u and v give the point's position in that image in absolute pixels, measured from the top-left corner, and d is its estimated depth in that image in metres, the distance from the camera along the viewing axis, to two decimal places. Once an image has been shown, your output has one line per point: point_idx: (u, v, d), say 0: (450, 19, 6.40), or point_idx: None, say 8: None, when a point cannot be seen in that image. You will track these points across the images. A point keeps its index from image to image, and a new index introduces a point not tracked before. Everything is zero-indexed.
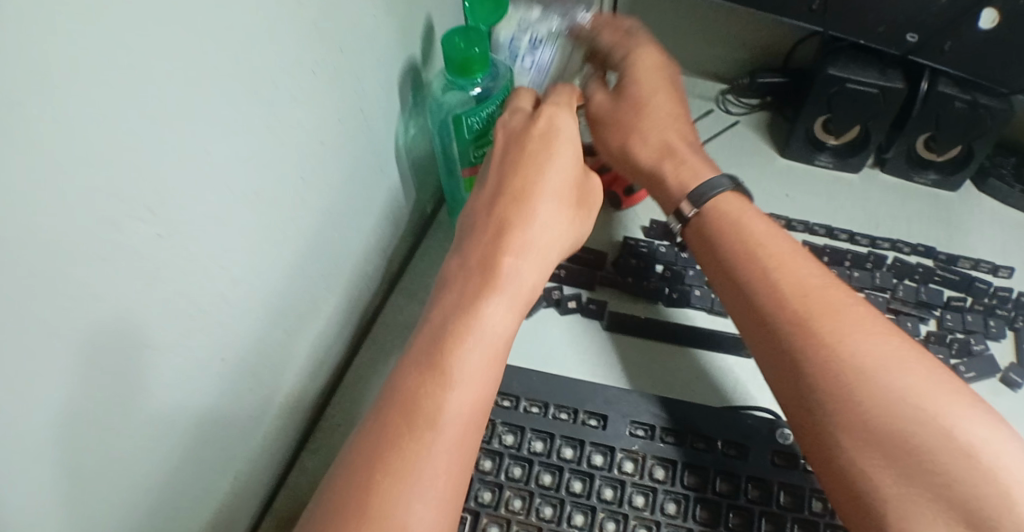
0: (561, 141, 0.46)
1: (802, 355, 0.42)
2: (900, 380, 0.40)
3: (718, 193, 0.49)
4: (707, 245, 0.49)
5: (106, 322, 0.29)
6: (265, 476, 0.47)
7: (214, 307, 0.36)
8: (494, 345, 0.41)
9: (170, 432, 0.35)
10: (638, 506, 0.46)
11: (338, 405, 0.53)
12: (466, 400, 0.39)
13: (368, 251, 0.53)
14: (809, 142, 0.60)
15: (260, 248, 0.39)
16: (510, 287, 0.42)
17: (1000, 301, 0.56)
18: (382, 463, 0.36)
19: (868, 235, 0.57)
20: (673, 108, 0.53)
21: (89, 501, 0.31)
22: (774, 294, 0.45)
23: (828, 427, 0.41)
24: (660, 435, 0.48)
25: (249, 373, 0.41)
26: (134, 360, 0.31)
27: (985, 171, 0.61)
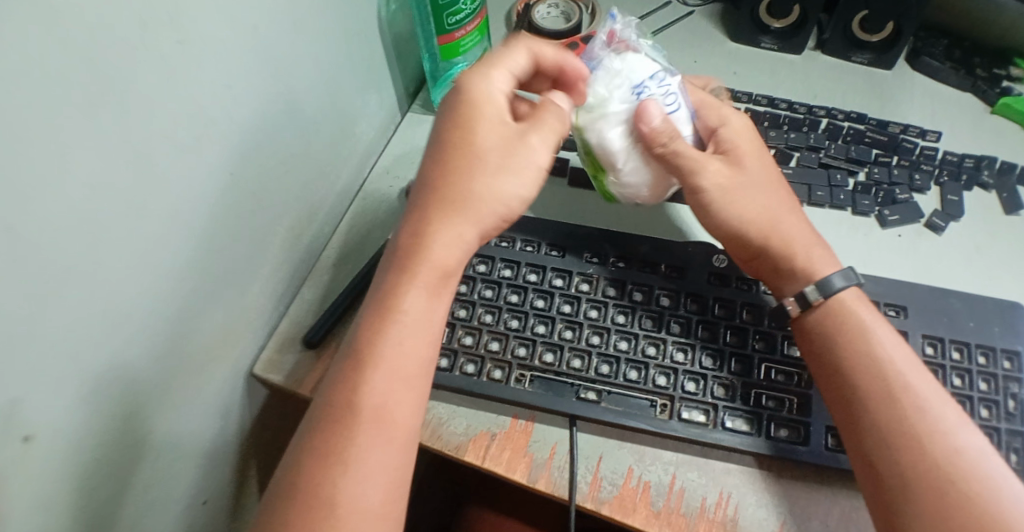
0: (482, 110, 0.49)
1: (885, 423, 0.45)
2: (961, 462, 0.43)
3: (840, 288, 0.50)
4: (817, 321, 0.50)
5: (99, 94, 0.37)
6: (268, 301, 0.56)
7: (202, 118, 0.44)
8: (413, 328, 0.45)
9: (165, 218, 0.43)
10: (593, 317, 0.53)
11: (330, 250, 0.61)
12: (386, 384, 0.43)
13: (357, 117, 0.61)
14: (754, 24, 0.68)
15: (248, 76, 0.47)
16: (430, 265, 0.46)
17: (925, 159, 0.62)
18: (315, 452, 0.41)
19: (806, 105, 0.64)
20: (778, 186, 0.54)
21: (92, 249, 0.39)
22: (876, 373, 0.47)
23: (886, 469, 0.44)
24: (612, 261, 0.56)
25: (241, 188, 0.49)
26: (127, 140, 0.39)
27: (917, 51, 0.68)
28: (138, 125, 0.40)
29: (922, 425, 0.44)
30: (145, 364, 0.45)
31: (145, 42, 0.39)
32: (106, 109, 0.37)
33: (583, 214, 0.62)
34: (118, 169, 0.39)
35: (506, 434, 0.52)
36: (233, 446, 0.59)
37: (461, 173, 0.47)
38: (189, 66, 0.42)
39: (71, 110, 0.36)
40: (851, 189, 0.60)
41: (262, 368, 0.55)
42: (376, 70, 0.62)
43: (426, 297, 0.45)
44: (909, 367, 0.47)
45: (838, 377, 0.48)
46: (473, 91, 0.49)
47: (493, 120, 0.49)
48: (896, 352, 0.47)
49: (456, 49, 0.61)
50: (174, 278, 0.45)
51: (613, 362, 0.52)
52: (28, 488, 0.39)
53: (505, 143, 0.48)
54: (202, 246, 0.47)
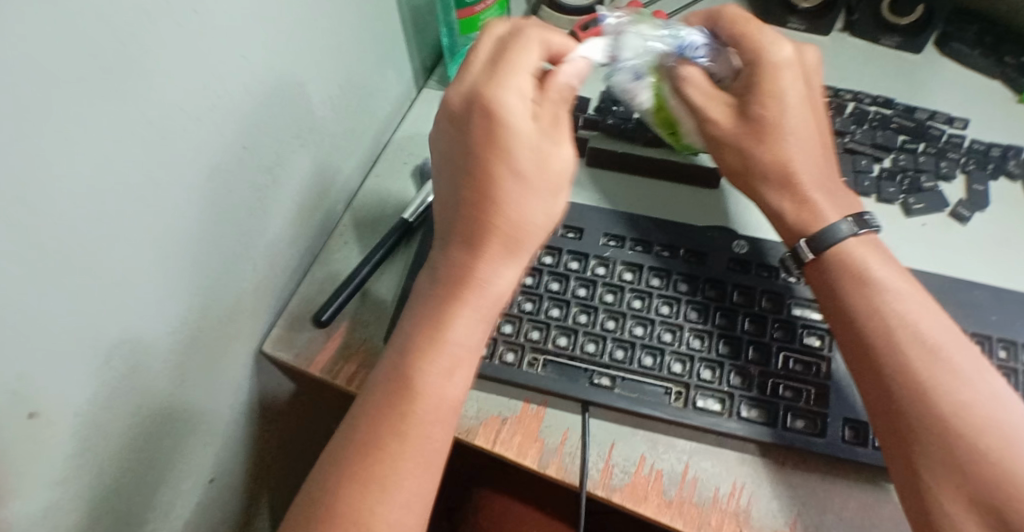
0: (510, 120, 0.43)
1: (906, 376, 0.44)
2: (991, 425, 0.42)
3: (840, 240, 0.49)
4: (827, 283, 0.49)
5: (110, 72, 0.35)
6: (280, 276, 0.55)
7: (216, 94, 0.42)
8: (462, 355, 0.44)
9: (174, 197, 0.42)
10: (609, 301, 0.52)
11: (342, 226, 0.60)
12: (434, 413, 0.43)
13: (371, 91, 0.59)
14: (782, 4, 0.66)
15: (262, 46, 0.45)
16: (478, 297, 0.44)
17: (952, 147, 0.60)
18: (351, 471, 0.41)
19: (832, 88, 0.62)
20: (810, 130, 0.51)
21: (100, 225, 0.38)
22: (900, 325, 0.45)
23: (913, 423, 0.43)
24: (630, 245, 0.55)
25: (254, 163, 0.48)
26: (137, 117, 0.38)
27: (947, 35, 0.66)
28: (150, 100, 0.38)
29: (943, 381, 0.43)
30: (151, 340, 0.44)
31: (157, 5, 0.37)
32: (117, 76, 0.36)
33: (604, 192, 0.60)
34: (128, 141, 0.38)
35: (517, 419, 0.51)
36: (244, 425, 0.58)
37: (507, 184, 0.43)
38: (204, 41, 0.40)
39: (75, 74, 0.34)
40: (876, 176, 0.58)
41: (271, 344, 0.54)
42: (391, 44, 0.60)
43: (476, 323, 0.44)
44: (934, 323, 0.45)
45: (852, 328, 0.47)
46: (495, 104, 0.43)
47: (522, 138, 0.43)
48: (914, 306, 0.46)
49: (475, 24, 0.59)
50: (181, 254, 0.44)
51: (628, 348, 0.51)
52: (34, 464, 0.38)
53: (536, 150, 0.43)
54: (211, 221, 0.46)
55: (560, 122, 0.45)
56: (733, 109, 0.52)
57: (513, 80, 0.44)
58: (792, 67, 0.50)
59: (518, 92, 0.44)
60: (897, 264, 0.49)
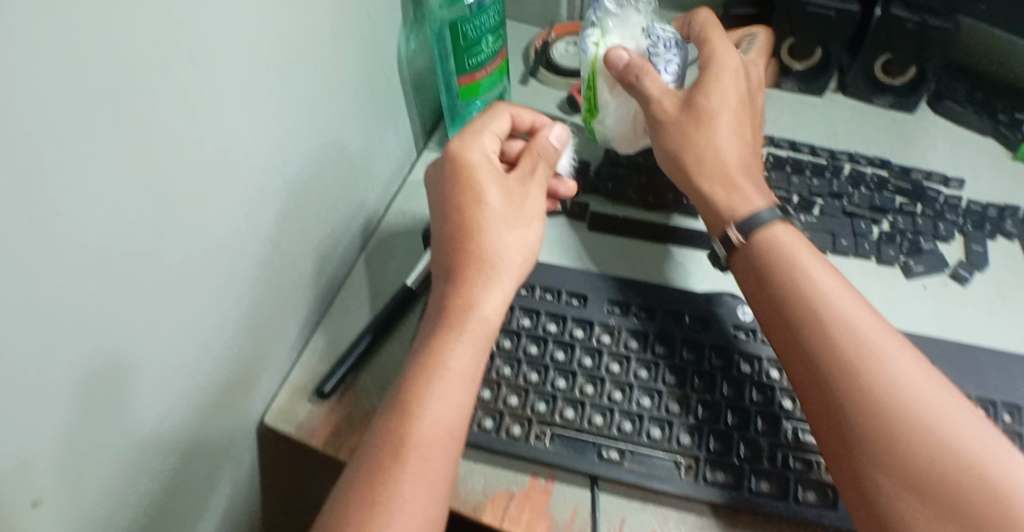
0: (484, 169, 0.53)
1: (835, 369, 0.44)
2: (927, 411, 0.41)
3: (767, 224, 0.51)
4: (755, 272, 0.50)
5: (124, 160, 0.35)
6: (282, 347, 0.54)
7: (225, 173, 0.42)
8: (458, 377, 0.47)
9: (181, 277, 0.41)
10: (615, 372, 0.52)
11: (343, 293, 0.59)
12: (434, 431, 0.45)
13: (372, 157, 0.59)
14: (776, 67, 0.67)
15: (270, 122, 0.45)
16: (468, 322, 0.49)
17: (949, 207, 0.61)
18: (358, 495, 0.43)
19: (828, 150, 0.63)
20: (744, 124, 0.55)
21: (109, 314, 0.36)
22: (821, 311, 0.46)
23: (847, 418, 0.43)
24: (634, 313, 0.55)
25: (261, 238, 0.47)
26: (148, 201, 0.37)
27: (938, 93, 0.67)
28: (161, 184, 0.37)
29: (869, 367, 0.43)
30: (155, 421, 0.43)
31: (171, 92, 0.36)
32: (130, 164, 0.35)
33: (593, 258, 0.60)
34: (137, 227, 0.37)
35: (525, 493, 0.50)
36: (244, 499, 0.57)
37: (484, 217, 0.51)
38: (216, 122, 0.40)
39: (95, 157, 0.33)
40: (876, 238, 0.59)
41: (273, 417, 0.53)
42: (393, 109, 0.60)
43: (469, 346, 0.48)
44: (855, 307, 0.46)
45: (781, 318, 0.47)
46: (464, 156, 0.53)
47: (490, 178, 0.53)
48: (839, 294, 0.47)
49: (476, 90, 0.59)
50: (190, 333, 0.43)
51: (636, 420, 0.50)
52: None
53: (509, 191, 0.53)
54: (219, 298, 0.45)
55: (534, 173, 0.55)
56: (683, 99, 0.55)
57: (485, 134, 0.55)
58: (736, 74, 0.56)
59: (485, 147, 0.54)
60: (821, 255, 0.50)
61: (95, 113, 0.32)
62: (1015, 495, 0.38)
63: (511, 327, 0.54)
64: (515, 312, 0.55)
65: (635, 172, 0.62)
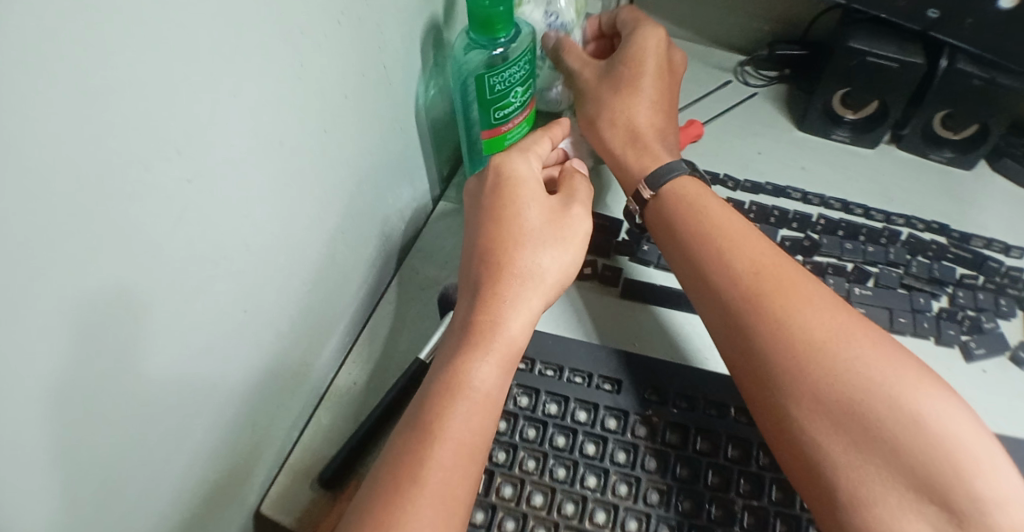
0: (532, 190, 0.49)
1: (751, 331, 0.44)
2: (850, 353, 0.41)
3: (674, 177, 0.52)
4: (671, 234, 0.51)
5: (87, 267, 0.28)
6: (282, 430, 0.48)
7: (222, 257, 0.36)
8: (483, 400, 0.43)
9: (168, 386, 0.34)
10: (651, 470, 0.46)
11: (350, 362, 0.53)
12: (450, 455, 0.41)
13: (385, 212, 0.53)
14: (826, 116, 0.61)
15: (277, 194, 0.39)
16: (496, 343, 0.45)
17: (1012, 280, 0.55)
18: (359, 512, 0.39)
19: (883, 211, 0.57)
20: (660, 87, 0.57)
21: (81, 448, 0.30)
22: (730, 267, 0.47)
23: (771, 375, 0.43)
24: (674, 401, 0.49)
25: (265, 322, 0.41)
26: (122, 310, 0.30)
27: (999, 150, 0.62)
28: (136, 284, 0.31)
29: (780, 318, 0.43)
30: None
31: (156, 179, 0.30)
32: (97, 273, 0.29)
33: (620, 336, 0.53)
34: (104, 344, 0.30)
35: None
36: None
37: (524, 232, 0.47)
38: (209, 205, 0.34)
39: (53, 276, 0.27)
40: (934, 315, 0.54)
41: (271, 507, 0.47)
42: (409, 158, 0.54)
43: (494, 367, 0.44)
44: (764, 256, 0.47)
45: (701, 276, 0.48)
46: (512, 171, 0.49)
47: (535, 196, 0.49)
48: (765, 266, 0.46)
49: (501, 143, 0.52)
50: (184, 443, 0.37)
51: (675, 526, 0.45)
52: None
53: (550, 213, 0.49)
54: (217, 398, 0.39)
55: (578, 196, 0.50)
56: (598, 69, 0.58)
57: (533, 153, 0.51)
58: (658, 41, 0.57)
59: (534, 164, 0.50)
60: (735, 211, 0.51)
61: (54, 214, 0.26)
62: (958, 445, 0.38)
63: (536, 415, 0.48)
64: (541, 396, 0.49)
65: None
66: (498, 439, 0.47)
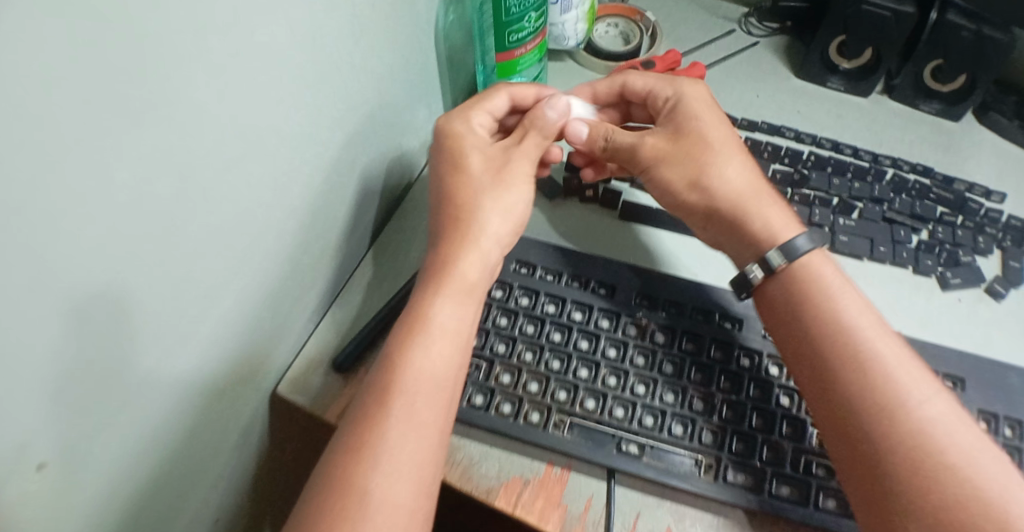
0: (473, 143, 0.53)
1: (856, 404, 0.45)
2: (944, 441, 0.43)
3: (802, 249, 0.51)
4: (786, 305, 0.50)
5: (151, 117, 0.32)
6: (301, 318, 0.53)
7: (261, 136, 0.40)
8: (448, 335, 0.47)
9: (204, 246, 0.39)
10: (639, 365, 0.51)
11: (366, 265, 0.58)
12: (419, 385, 0.44)
13: (402, 131, 0.58)
14: (823, 63, 0.65)
15: (314, 91, 0.44)
16: (454, 283, 0.48)
17: (989, 221, 0.59)
18: (349, 449, 0.42)
19: (871, 153, 0.61)
20: (734, 143, 0.55)
21: (127, 280, 0.34)
22: (846, 345, 0.47)
23: (872, 449, 0.44)
24: (663, 307, 0.53)
25: (294, 208, 0.46)
26: (173, 162, 0.34)
27: (986, 105, 0.65)
28: (190, 142, 0.35)
29: (891, 397, 0.44)
30: (170, 394, 0.41)
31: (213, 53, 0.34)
32: (159, 125, 0.33)
33: (622, 249, 0.58)
34: (155, 192, 0.34)
35: (540, 481, 0.49)
36: (252, 475, 0.56)
37: (470, 178, 0.52)
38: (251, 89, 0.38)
39: (126, 116, 0.31)
40: (913, 247, 0.57)
41: (287, 388, 0.52)
42: (426, 82, 0.59)
43: (451, 301, 0.48)
44: (878, 337, 0.47)
45: (815, 348, 0.48)
46: (456, 128, 0.53)
47: (477, 148, 0.53)
48: (850, 302, 0.49)
49: (512, 69, 0.58)
50: (213, 302, 0.42)
51: (658, 415, 0.49)
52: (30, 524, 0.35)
53: (489, 161, 0.53)
54: (247, 266, 0.44)
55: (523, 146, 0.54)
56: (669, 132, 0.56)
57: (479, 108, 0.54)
58: (707, 104, 0.56)
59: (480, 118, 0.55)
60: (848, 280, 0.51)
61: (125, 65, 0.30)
62: None
63: (535, 313, 0.52)
64: (540, 296, 0.53)
65: None
66: (499, 332, 0.52)
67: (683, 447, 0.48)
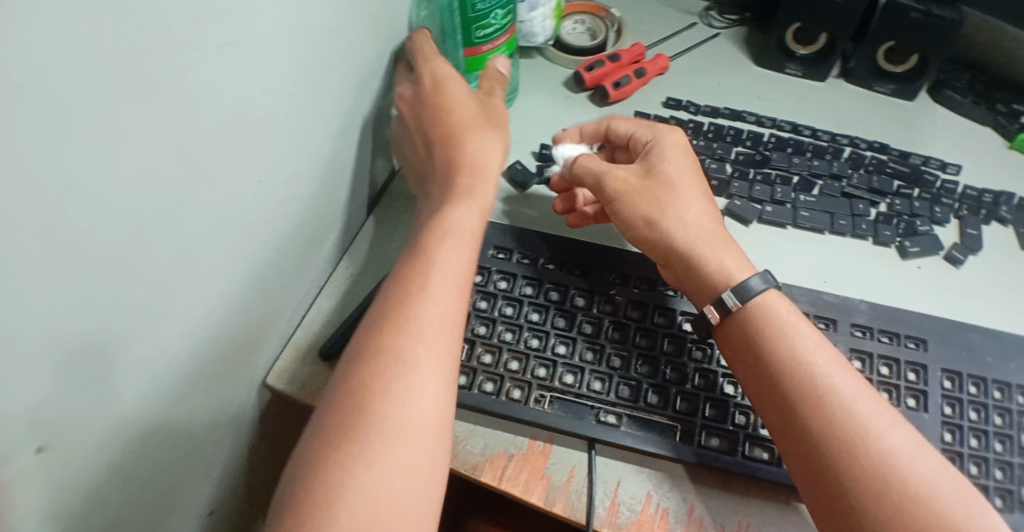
0: (454, 85, 0.55)
1: (820, 440, 0.43)
2: (912, 474, 0.41)
3: (758, 289, 0.48)
4: (744, 340, 0.48)
5: (149, 108, 0.35)
6: (288, 308, 0.55)
7: (247, 130, 0.43)
8: (453, 271, 0.48)
9: (196, 234, 0.41)
10: (614, 339, 0.53)
11: (349, 257, 0.61)
12: (447, 280, 0.47)
13: (380, 127, 0.61)
14: (781, 50, 0.69)
15: (297, 88, 0.46)
16: (453, 232, 0.50)
17: (946, 192, 0.61)
18: (361, 386, 0.42)
19: (829, 132, 0.64)
20: (702, 191, 0.54)
21: (126, 265, 0.37)
22: (806, 380, 0.45)
23: (841, 487, 0.42)
24: (635, 284, 0.55)
25: (278, 198, 0.49)
26: (167, 152, 0.37)
27: (940, 83, 0.68)
28: (183, 135, 0.37)
29: (854, 430, 0.43)
30: (166, 379, 0.43)
31: (207, 51, 0.37)
32: (156, 117, 0.35)
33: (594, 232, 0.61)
34: (150, 180, 0.36)
35: (523, 455, 0.51)
36: (242, 459, 0.58)
37: (456, 111, 0.54)
38: (239, 85, 0.40)
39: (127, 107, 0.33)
40: (872, 219, 0.60)
41: (275, 376, 0.54)
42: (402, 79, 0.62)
43: (472, 210, 0.51)
44: (835, 369, 0.45)
45: (776, 385, 0.46)
46: (436, 71, 0.55)
47: (459, 89, 0.55)
48: (808, 340, 0.46)
49: (481, 63, 0.60)
50: (205, 289, 0.44)
51: (634, 385, 0.51)
52: (33, 500, 0.36)
53: (476, 105, 0.55)
54: (234, 255, 0.46)
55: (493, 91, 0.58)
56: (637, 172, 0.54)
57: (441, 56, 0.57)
58: (678, 150, 0.55)
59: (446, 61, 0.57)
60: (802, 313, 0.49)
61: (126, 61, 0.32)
62: None
63: (514, 295, 0.55)
64: (518, 279, 0.55)
65: None
66: (479, 315, 0.54)
67: (660, 415, 0.50)
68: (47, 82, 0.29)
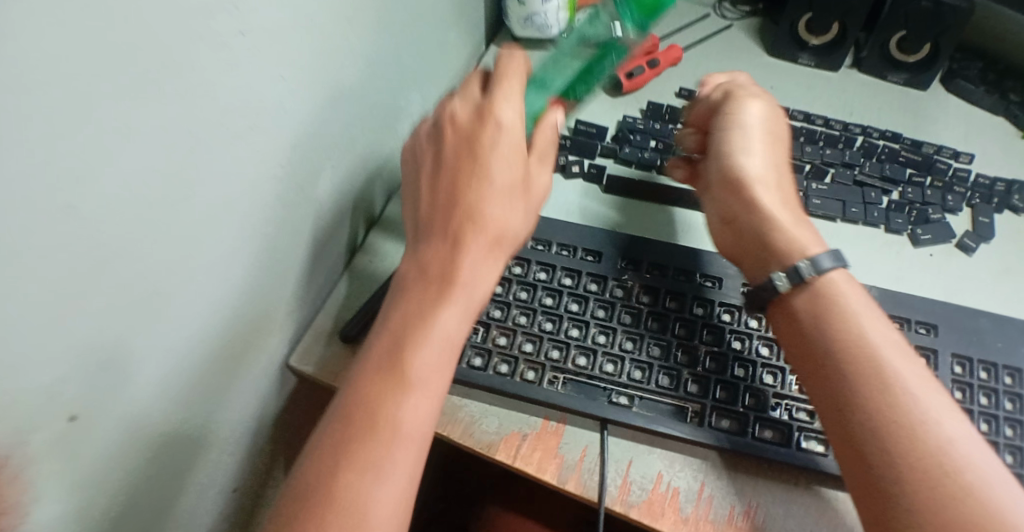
0: (509, 143, 0.50)
1: (870, 424, 0.43)
2: (965, 466, 0.40)
3: (827, 268, 0.49)
4: (811, 323, 0.48)
5: (172, 94, 0.36)
6: (308, 292, 0.57)
7: (265, 117, 0.44)
8: (447, 348, 0.44)
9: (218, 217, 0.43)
10: (626, 323, 0.54)
11: (367, 244, 0.63)
12: (441, 358, 0.44)
13: (396, 117, 0.63)
14: (792, 40, 0.69)
15: (314, 76, 0.48)
16: (455, 300, 0.46)
17: (957, 180, 0.62)
18: (335, 468, 0.40)
19: (841, 122, 0.65)
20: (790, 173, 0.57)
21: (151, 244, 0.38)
22: (863, 366, 0.45)
23: (889, 467, 0.41)
24: (647, 269, 0.56)
25: (297, 184, 0.50)
26: (190, 136, 0.38)
27: (952, 73, 0.69)
28: (205, 120, 0.39)
29: (910, 413, 0.42)
30: (188, 357, 0.45)
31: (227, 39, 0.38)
32: (179, 102, 0.37)
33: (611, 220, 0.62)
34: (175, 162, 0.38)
35: (536, 435, 0.52)
36: (264, 439, 0.60)
37: (496, 179, 0.49)
38: (256, 72, 0.42)
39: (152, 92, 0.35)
40: (884, 207, 0.60)
41: (296, 358, 0.56)
42: (418, 68, 0.64)
43: (481, 274, 0.47)
44: (901, 366, 0.44)
45: (839, 369, 0.45)
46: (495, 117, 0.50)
47: (511, 147, 0.50)
48: (877, 330, 0.46)
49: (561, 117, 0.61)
50: (227, 270, 0.46)
51: (646, 368, 0.52)
52: (66, 468, 0.38)
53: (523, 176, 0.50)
54: (256, 238, 0.48)
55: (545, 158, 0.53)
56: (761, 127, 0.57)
57: (514, 97, 0.51)
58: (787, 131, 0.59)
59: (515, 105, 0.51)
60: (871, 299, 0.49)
61: (150, 47, 0.34)
62: None
63: (528, 279, 0.56)
64: (532, 265, 0.57)
65: (648, 139, 0.65)
66: (494, 299, 0.55)
67: (671, 396, 0.51)
68: (75, 66, 0.31)
